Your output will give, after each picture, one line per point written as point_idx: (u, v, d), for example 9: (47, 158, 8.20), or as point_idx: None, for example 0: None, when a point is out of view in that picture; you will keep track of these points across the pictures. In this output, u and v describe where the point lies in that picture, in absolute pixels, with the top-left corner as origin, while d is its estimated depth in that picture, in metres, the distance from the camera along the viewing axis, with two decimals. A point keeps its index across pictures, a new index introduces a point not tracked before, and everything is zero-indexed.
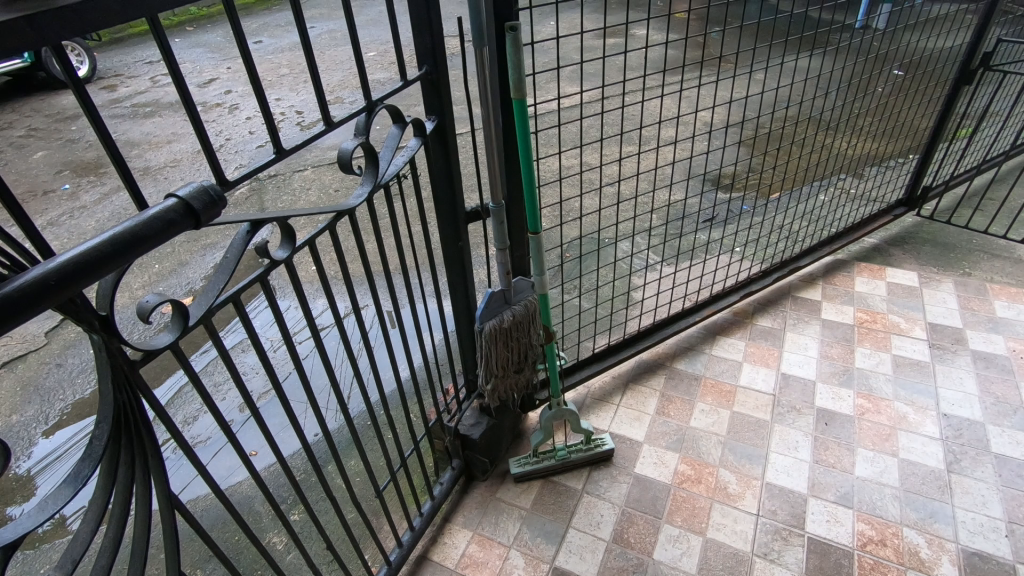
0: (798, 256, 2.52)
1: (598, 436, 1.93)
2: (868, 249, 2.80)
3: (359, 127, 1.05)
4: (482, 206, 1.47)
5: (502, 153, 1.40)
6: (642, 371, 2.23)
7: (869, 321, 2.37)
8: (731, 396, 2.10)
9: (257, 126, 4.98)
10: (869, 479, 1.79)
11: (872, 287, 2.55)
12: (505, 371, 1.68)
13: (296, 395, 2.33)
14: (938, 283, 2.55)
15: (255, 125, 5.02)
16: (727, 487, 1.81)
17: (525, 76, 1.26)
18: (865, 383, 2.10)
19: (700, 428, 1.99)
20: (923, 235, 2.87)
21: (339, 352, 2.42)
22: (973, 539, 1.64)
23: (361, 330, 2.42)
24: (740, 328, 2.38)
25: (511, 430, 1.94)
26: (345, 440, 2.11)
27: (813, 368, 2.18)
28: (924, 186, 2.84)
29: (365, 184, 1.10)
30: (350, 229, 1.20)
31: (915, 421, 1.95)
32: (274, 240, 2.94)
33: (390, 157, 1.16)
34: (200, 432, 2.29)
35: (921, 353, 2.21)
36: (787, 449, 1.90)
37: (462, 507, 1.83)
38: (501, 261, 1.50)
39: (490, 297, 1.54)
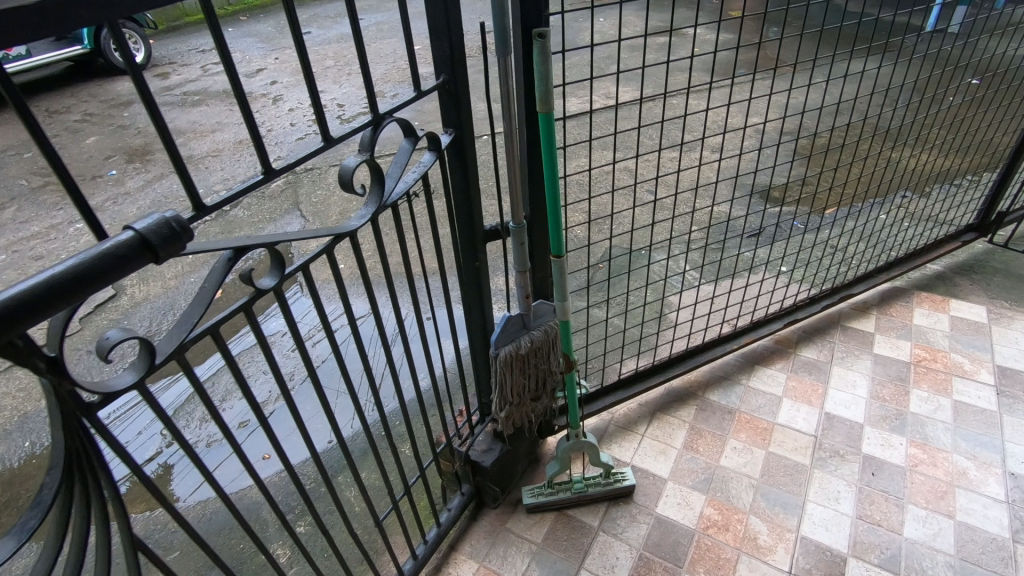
0: (851, 283, 2.32)
1: (621, 470, 1.81)
2: (930, 277, 2.57)
3: (363, 143, 0.96)
4: (502, 225, 1.36)
5: (524, 168, 1.29)
6: (671, 399, 2.09)
7: (928, 359, 2.15)
8: (768, 434, 1.94)
9: (299, 119, 5.00)
10: (920, 542, 1.61)
11: (933, 320, 2.33)
12: (520, 400, 1.58)
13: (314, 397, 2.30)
14: (1010, 320, 2.30)
15: (297, 117, 5.05)
16: (757, 537, 1.66)
17: (552, 86, 1.14)
18: (920, 431, 1.90)
19: (730, 469, 1.84)
20: (995, 264, 2.61)
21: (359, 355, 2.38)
22: None
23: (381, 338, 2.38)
24: (781, 358, 2.21)
25: (526, 457, 1.85)
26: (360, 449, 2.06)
27: (861, 409, 1.99)
28: (999, 211, 2.58)
29: (368, 205, 1.01)
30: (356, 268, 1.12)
31: (977, 479, 1.75)
32: (262, 267, 2.97)
33: (398, 174, 1.07)
34: (217, 430, 2.27)
35: (987, 400, 1.99)
36: (827, 500, 1.73)
37: (470, 536, 1.74)
38: (521, 284, 1.40)
39: (506, 321, 1.44)
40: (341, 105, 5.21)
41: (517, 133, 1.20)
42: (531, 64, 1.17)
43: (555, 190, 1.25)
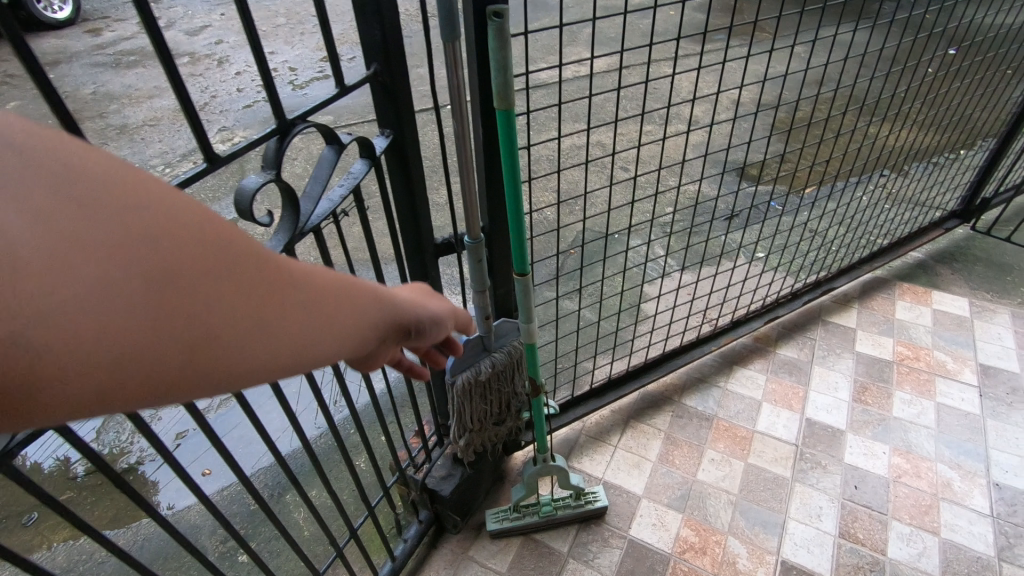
0: (834, 277, 2.20)
1: (593, 489, 1.67)
2: (912, 266, 2.47)
3: (265, 159, 0.75)
4: (456, 237, 1.16)
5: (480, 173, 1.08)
6: (646, 405, 1.96)
7: (911, 358, 2.06)
8: (747, 444, 1.83)
9: (247, 84, 4.59)
10: (903, 563, 1.53)
11: (915, 314, 2.24)
12: (482, 425, 1.41)
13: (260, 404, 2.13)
14: (993, 314, 2.22)
15: (245, 81, 4.64)
16: (736, 562, 1.55)
17: (512, 78, 0.93)
18: (904, 437, 1.82)
19: (708, 483, 1.73)
20: (976, 252, 2.53)
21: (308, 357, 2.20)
22: None
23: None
24: (760, 357, 2.09)
25: (491, 475, 1.70)
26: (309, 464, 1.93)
27: (843, 414, 1.90)
28: (985, 196, 2.47)
29: (277, 236, 0.80)
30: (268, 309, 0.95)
31: (961, 491, 1.68)
32: None
33: (320, 192, 0.85)
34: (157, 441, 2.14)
35: (970, 402, 1.91)
36: (809, 517, 1.64)
37: (427, 566, 1.60)
38: (479, 304, 1.21)
39: (464, 345, 1.26)
40: (293, 68, 4.80)
41: (470, 133, 0.99)
42: (486, 48, 0.95)
43: (518, 200, 1.05)
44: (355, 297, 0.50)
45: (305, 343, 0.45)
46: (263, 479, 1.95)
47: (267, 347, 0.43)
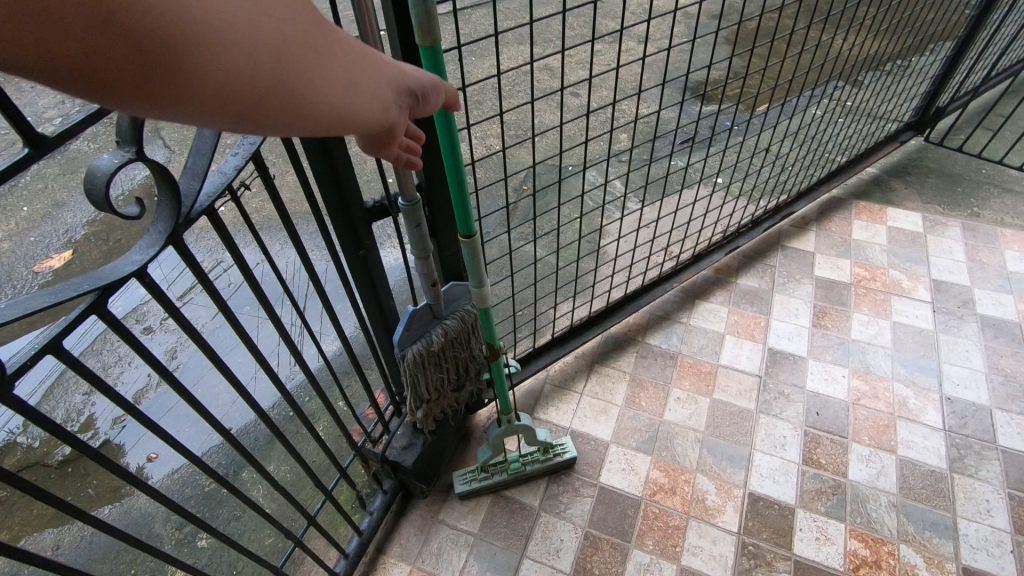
0: (793, 201, 2.15)
1: (562, 441, 1.63)
2: (867, 183, 2.44)
3: (120, 132, 0.59)
4: (388, 198, 1.02)
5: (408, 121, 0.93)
6: (610, 347, 1.91)
7: (867, 279, 2.06)
8: (711, 379, 1.82)
9: None
10: (863, 484, 1.57)
11: (871, 233, 2.22)
12: (439, 394, 1.32)
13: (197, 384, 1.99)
14: (944, 227, 2.23)
15: None
16: (705, 499, 1.56)
17: (435, 7, 0.76)
18: (862, 360, 1.84)
19: (674, 423, 1.72)
20: (928, 163, 2.51)
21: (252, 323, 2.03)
22: (976, 556, 1.44)
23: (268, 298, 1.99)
24: (721, 289, 2.06)
25: (455, 436, 1.64)
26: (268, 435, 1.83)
27: (804, 341, 1.90)
28: (939, 105, 2.42)
29: (158, 226, 0.67)
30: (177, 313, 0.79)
31: (916, 408, 1.72)
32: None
33: (207, 164, 0.69)
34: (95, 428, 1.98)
35: (924, 319, 1.94)
36: (774, 448, 1.65)
37: (397, 535, 1.55)
38: (422, 271, 1.09)
39: (411, 317, 1.15)
40: None
41: None
42: None
43: (456, 152, 0.90)
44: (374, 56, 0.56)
45: (355, 88, 0.53)
46: (215, 458, 1.83)
47: (326, 81, 0.49)
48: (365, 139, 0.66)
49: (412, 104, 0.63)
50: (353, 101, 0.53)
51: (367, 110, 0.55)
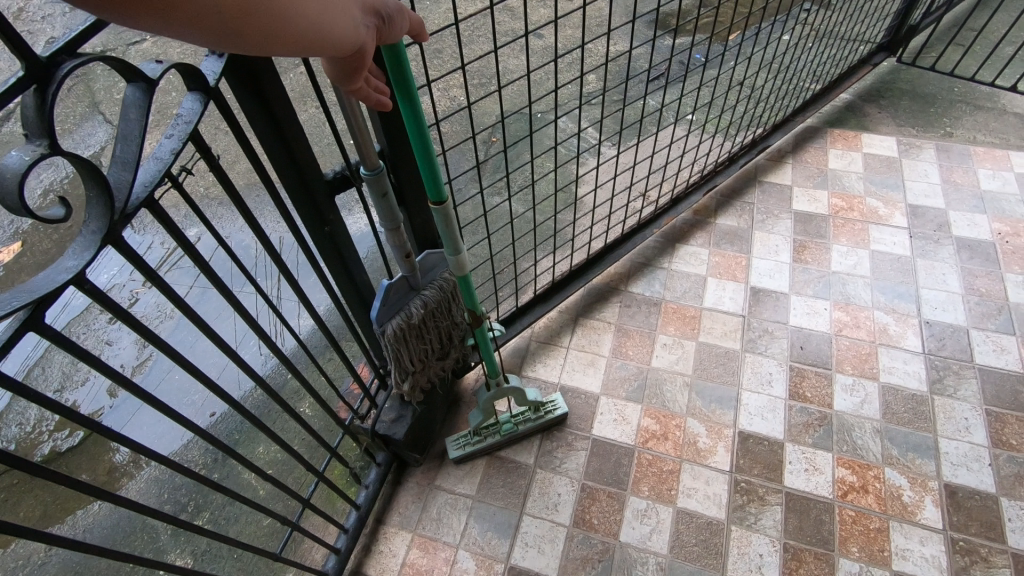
0: (768, 134, 2.10)
1: (552, 398, 1.62)
2: (841, 110, 2.40)
3: (27, 121, 0.52)
4: (349, 166, 0.95)
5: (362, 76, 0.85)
6: (593, 299, 1.89)
7: (845, 209, 2.05)
8: (696, 323, 1.81)
9: None
10: (848, 414, 1.60)
11: (846, 161, 2.20)
12: (424, 364, 1.29)
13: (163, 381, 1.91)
14: (919, 150, 2.21)
15: None
16: (696, 442, 1.58)
17: None
18: (843, 291, 1.85)
19: (662, 369, 1.72)
20: (901, 84, 2.47)
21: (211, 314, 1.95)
22: (956, 473, 1.49)
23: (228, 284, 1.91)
24: (701, 230, 2.03)
25: (444, 402, 1.62)
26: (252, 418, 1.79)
27: (786, 277, 1.89)
28: (912, 22, 2.36)
29: (92, 226, 0.60)
30: (129, 318, 0.73)
31: (896, 334, 1.74)
32: None
33: (138, 152, 0.62)
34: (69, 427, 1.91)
35: (901, 246, 1.94)
36: (761, 385, 1.67)
37: (396, 504, 1.55)
38: (395, 242, 1.03)
39: (387, 290, 1.10)
40: None
41: None
42: None
43: (416, 113, 0.83)
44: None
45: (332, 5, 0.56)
46: (192, 453, 1.78)
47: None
48: (338, 69, 0.66)
49: (380, 26, 0.64)
50: (319, 19, 0.54)
51: (334, 28, 0.56)
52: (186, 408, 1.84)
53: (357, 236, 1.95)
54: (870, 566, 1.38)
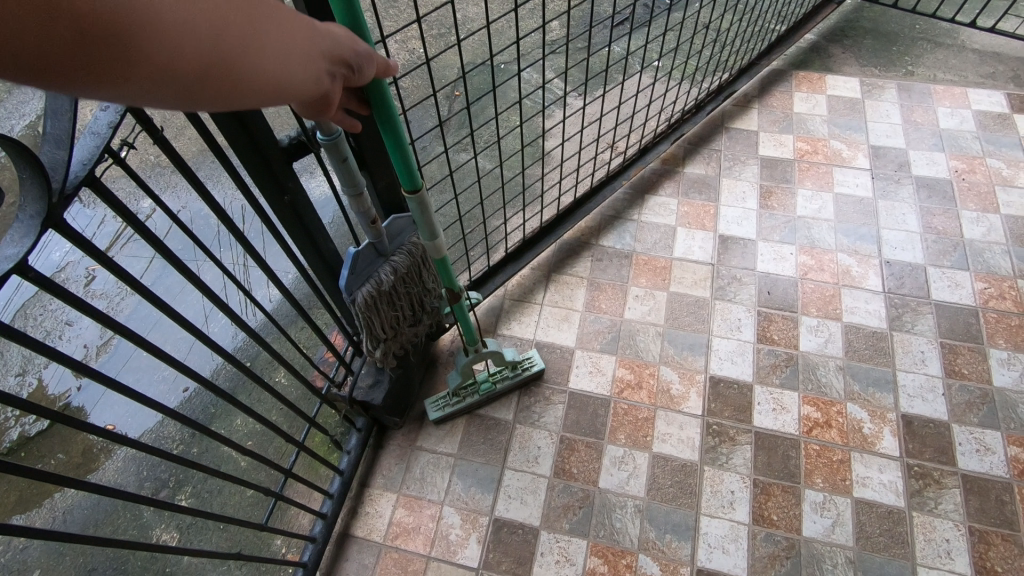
0: (734, 79, 2.08)
1: (528, 355, 1.64)
2: (806, 51, 2.38)
3: None
4: (306, 133, 0.91)
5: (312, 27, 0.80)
6: (565, 254, 1.88)
7: (810, 152, 2.07)
8: (667, 273, 1.83)
9: None
10: (813, 354, 1.66)
11: (811, 104, 2.20)
12: (397, 330, 1.28)
13: (130, 361, 1.86)
14: (881, 91, 2.23)
15: None
16: (669, 389, 1.63)
17: None
18: (808, 235, 1.88)
19: (634, 321, 1.75)
20: (864, 23, 2.45)
21: (173, 291, 1.89)
22: (913, 403, 1.57)
23: (188, 259, 1.85)
24: (670, 180, 2.03)
25: (421, 364, 1.63)
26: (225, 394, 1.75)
27: (753, 224, 1.92)
28: None
29: (30, 214, 0.56)
30: (82, 304, 0.70)
31: (859, 275, 1.79)
32: None
33: (72, 132, 0.58)
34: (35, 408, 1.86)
35: (863, 188, 1.97)
36: (730, 331, 1.72)
37: (379, 467, 1.56)
38: (359, 210, 1.00)
39: (355, 258, 1.07)
40: None
41: None
42: None
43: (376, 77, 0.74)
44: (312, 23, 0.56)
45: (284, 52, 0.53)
46: (167, 432, 1.76)
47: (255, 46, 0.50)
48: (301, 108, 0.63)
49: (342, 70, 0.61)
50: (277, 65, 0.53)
51: (297, 77, 0.54)
52: (157, 387, 1.80)
53: (320, 201, 1.90)
54: (832, 495, 1.46)
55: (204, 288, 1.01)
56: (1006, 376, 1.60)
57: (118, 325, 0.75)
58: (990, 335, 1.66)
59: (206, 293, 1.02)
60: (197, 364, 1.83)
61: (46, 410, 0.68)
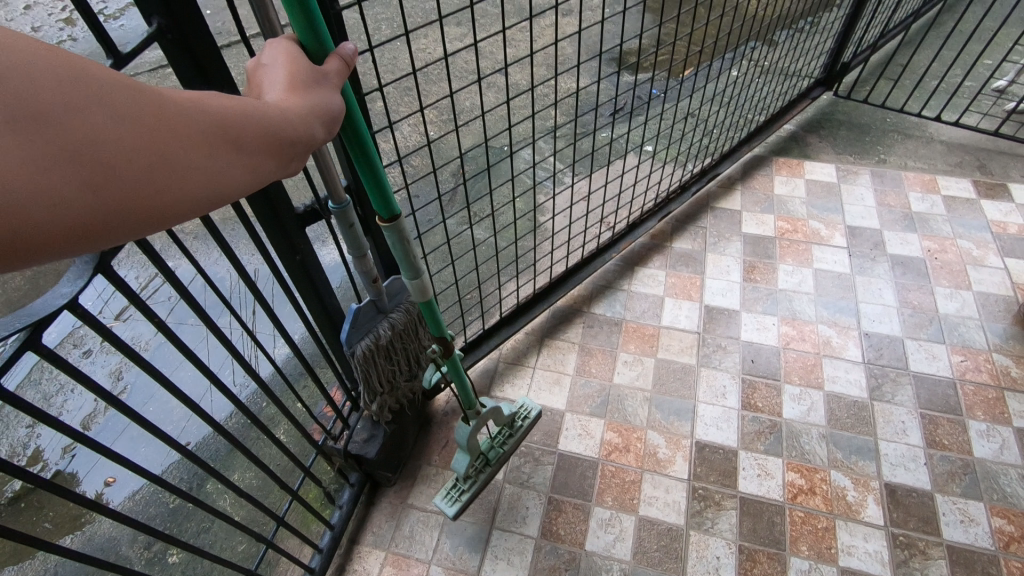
0: (717, 163, 2.26)
1: (522, 402, 1.66)
2: (785, 140, 2.58)
3: None
4: (319, 201, 1.04)
5: None
6: (558, 321, 1.98)
7: (790, 231, 2.20)
8: (655, 340, 1.92)
9: None
10: (796, 421, 1.71)
11: (791, 187, 2.36)
12: (392, 385, 1.36)
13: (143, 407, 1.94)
14: (856, 176, 2.39)
15: None
16: (656, 453, 1.67)
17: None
18: (789, 307, 1.98)
19: (623, 385, 1.82)
20: (838, 116, 2.67)
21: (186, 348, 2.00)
22: (895, 472, 1.60)
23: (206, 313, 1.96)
24: (658, 254, 2.15)
25: (416, 422, 1.69)
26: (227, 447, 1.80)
27: (736, 295, 2.02)
28: (845, 61, 2.55)
29: (84, 260, 0.68)
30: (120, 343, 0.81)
31: (839, 345, 1.87)
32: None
33: None
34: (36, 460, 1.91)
35: (842, 264, 2.09)
36: (715, 397, 1.78)
37: (370, 523, 1.59)
38: (362, 268, 1.11)
39: (356, 314, 1.17)
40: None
41: None
42: None
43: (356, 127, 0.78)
44: (229, 116, 0.50)
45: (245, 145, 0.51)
46: (176, 475, 1.82)
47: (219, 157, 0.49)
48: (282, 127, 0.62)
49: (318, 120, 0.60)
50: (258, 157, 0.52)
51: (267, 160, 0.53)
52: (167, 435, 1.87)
53: (330, 266, 2.04)
54: (818, 563, 1.47)
55: (221, 336, 1.11)
56: (986, 447, 1.63)
57: (144, 363, 0.85)
58: (969, 407, 1.71)
59: (221, 341, 1.11)
60: (211, 408, 1.91)
61: (75, 435, 0.77)
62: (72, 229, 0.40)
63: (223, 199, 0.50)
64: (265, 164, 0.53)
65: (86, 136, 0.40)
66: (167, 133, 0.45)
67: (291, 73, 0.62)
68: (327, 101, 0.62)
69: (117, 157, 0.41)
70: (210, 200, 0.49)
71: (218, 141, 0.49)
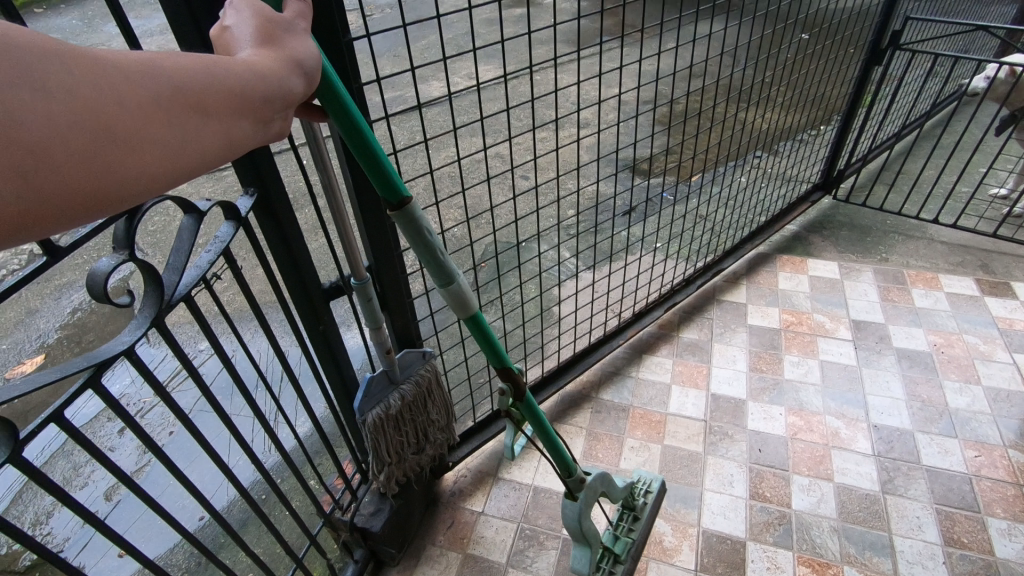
0: (721, 259, 2.38)
1: (638, 477, 1.69)
2: (789, 239, 2.71)
3: (115, 239, 0.73)
4: (342, 280, 1.19)
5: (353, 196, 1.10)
6: (566, 406, 2.04)
7: (795, 324, 2.27)
8: (662, 427, 1.94)
9: None
10: (805, 512, 1.69)
11: (795, 283, 2.46)
12: (400, 457, 1.42)
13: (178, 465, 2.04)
14: (858, 273, 2.48)
15: None
16: (662, 541, 1.65)
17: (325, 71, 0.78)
18: (796, 398, 2.00)
19: (630, 471, 1.83)
20: (840, 217, 2.81)
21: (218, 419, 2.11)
22: (913, 570, 1.55)
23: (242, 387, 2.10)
24: (666, 343, 2.23)
25: (423, 500, 1.72)
26: (242, 518, 1.85)
27: (742, 384, 2.06)
28: (840, 168, 2.71)
29: (142, 314, 0.81)
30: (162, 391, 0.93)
31: (847, 437, 1.87)
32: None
33: (182, 265, 0.85)
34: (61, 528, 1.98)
35: (848, 356, 2.13)
36: (721, 486, 1.77)
37: None
38: (377, 340, 1.23)
39: (369, 383, 1.28)
40: None
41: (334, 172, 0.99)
42: (348, 82, 0.98)
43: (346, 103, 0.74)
44: (186, 84, 0.49)
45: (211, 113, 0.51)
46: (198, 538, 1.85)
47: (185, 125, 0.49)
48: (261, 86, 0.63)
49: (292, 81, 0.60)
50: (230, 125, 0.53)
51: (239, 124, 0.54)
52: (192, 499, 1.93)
53: (353, 349, 2.18)
54: None
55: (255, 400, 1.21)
56: (1008, 547, 1.57)
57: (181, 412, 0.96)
58: (987, 504, 1.67)
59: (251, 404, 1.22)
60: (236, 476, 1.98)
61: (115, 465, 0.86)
62: (32, 213, 0.40)
63: (197, 164, 0.50)
64: (238, 125, 0.54)
65: (41, 122, 0.40)
66: (124, 108, 0.44)
67: (263, 25, 0.62)
68: (300, 50, 0.62)
69: (70, 134, 0.41)
70: (177, 173, 0.49)
71: (181, 108, 0.49)
